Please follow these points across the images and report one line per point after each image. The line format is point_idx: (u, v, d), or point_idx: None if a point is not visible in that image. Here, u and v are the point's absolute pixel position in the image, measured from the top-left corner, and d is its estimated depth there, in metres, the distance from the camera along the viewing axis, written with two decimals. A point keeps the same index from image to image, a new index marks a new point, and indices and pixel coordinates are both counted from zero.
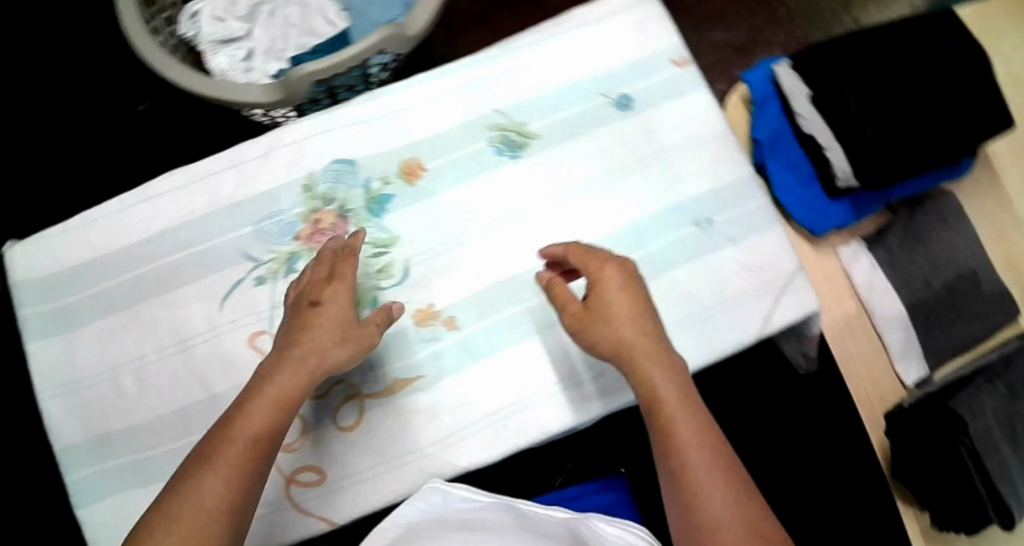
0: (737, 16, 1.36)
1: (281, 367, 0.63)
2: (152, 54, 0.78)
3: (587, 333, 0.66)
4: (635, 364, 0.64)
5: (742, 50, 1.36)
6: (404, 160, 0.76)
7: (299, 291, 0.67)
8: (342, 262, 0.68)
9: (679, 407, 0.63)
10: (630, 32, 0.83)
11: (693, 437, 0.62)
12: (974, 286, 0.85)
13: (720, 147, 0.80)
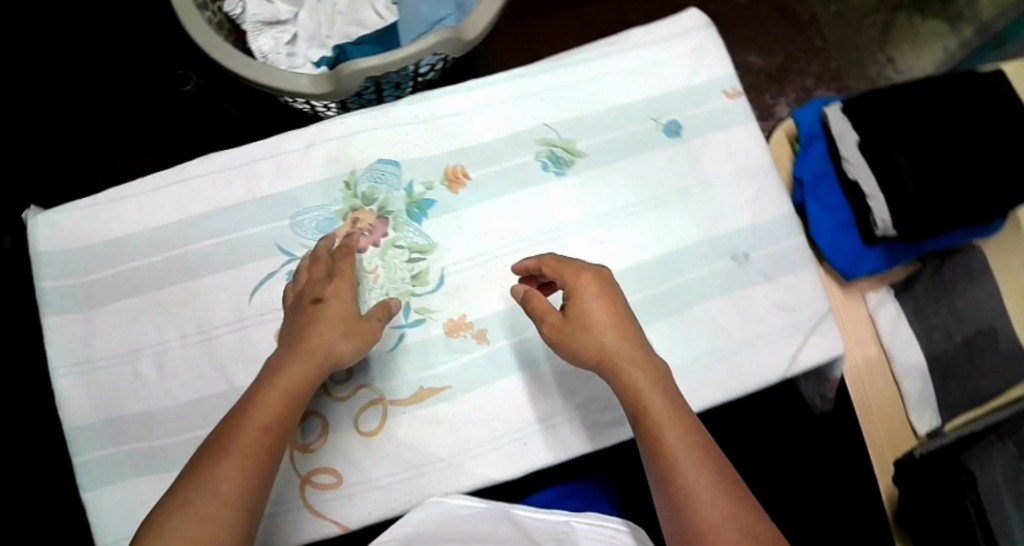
0: (773, 41, 1.38)
1: (289, 359, 0.62)
2: (201, 32, 0.76)
3: (570, 340, 0.65)
4: (620, 370, 0.63)
5: (775, 76, 1.37)
6: (448, 166, 0.75)
7: (300, 290, 0.67)
8: (342, 260, 0.68)
9: (667, 410, 0.62)
10: (684, 58, 0.82)
11: (682, 438, 0.61)
12: (993, 343, 0.83)
13: (763, 182, 0.80)
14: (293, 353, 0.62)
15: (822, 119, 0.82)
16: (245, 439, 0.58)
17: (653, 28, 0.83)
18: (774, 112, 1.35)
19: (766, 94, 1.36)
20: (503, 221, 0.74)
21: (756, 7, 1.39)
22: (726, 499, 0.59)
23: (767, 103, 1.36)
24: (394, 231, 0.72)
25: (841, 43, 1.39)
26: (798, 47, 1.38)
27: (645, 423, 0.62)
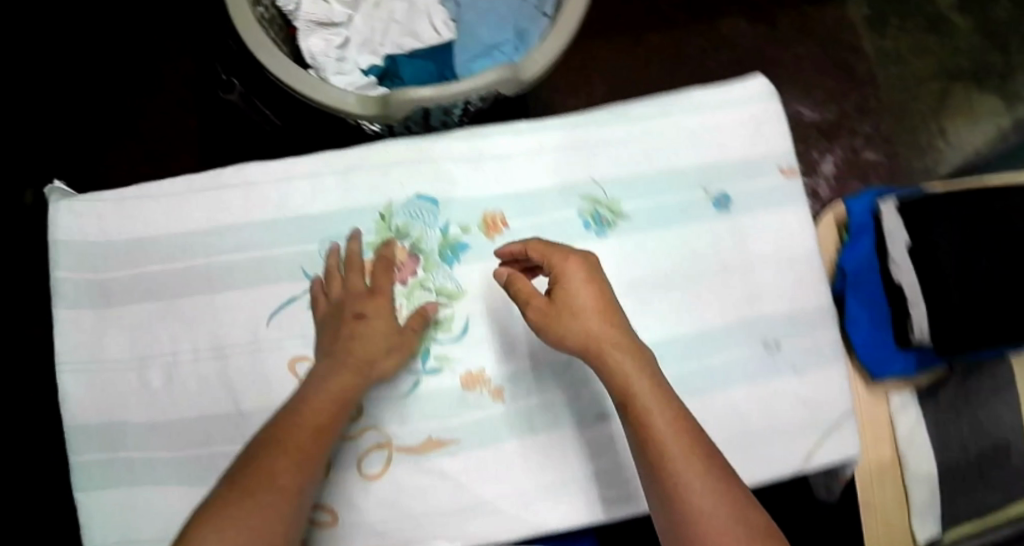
0: (828, 94, 1.29)
1: (335, 370, 0.62)
2: (251, 31, 0.72)
3: (556, 325, 0.61)
4: (607, 359, 0.60)
5: (826, 132, 1.29)
6: (488, 212, 0.72)
7: (337, 303, 0.66)
8: (383, 276, 0.68)
9: (653, 396, 0.58)
10: (744, 128, 0.79)
11: (670, 425, 0.57)
12: (1004, 460, 0.79)
13: (806, 270, 0.77)
14: (338, 359, 0.63)
15: (874, 211, 0.80)
16: (293, 445, 0.57)
17: (716, 91, 0.80)
18: (820, 169, 1.27)
19: (812, 149, 1.28)
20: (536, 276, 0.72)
21: (813, 55, 1.30)
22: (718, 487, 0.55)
23: (812, 157, 1.28)
24: (424, 272, 0.70)
25: (900, 106, 1.30)
26: (854, 103, 1.29)
27: (631, 413, 0.58)
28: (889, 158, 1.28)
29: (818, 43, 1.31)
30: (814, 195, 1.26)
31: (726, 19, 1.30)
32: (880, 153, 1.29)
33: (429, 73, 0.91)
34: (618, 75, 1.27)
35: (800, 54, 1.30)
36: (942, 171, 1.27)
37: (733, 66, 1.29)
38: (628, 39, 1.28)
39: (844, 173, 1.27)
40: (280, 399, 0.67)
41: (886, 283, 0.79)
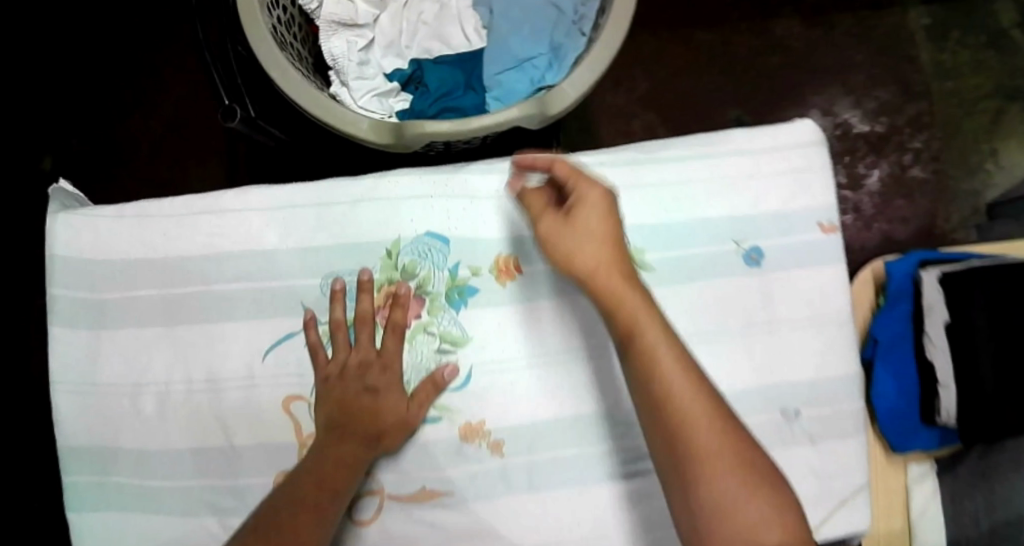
0: (879, 107, 1.16)
1: (344, 441, 0.61)
2: (264, 46, 0.69)
3: (568, 245, 0.59)
4: (613, 285, 0.57)
5: (880, 143, 1.15)
6: (500, 255, 0.68)
7: (343, 365, 0.64)
8: (392, 338, 0.65)
9: (660, 328, 0.56)
10: (783, 177, 0.74)
11: (675, 359, 0.55)
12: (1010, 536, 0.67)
13: (835, 337, 0.73)
14: (348, 428, 0.61)
15: (914, 277, 0.75)
16: (307, 517, 0.57)
17: (759, 134, 0.75)
18: (864, 182, 1.15)
19: (857, 162, 1.15)
20: (548, 328, 0.68)
21: (869, 60, 1.16)
22: (722, 422, 0.53)
23: (856, 169, 1.15)
24: (428, 315, 0.67)
25: (948, 120, 1.16)
26: (908, 119, 1.16)
27: (638, 341, 0.56)
28: (934, 176, 1.15)
29: (871, 48, 1.17)
30: (854, 210, 1.14)
31: (778, 19, 1.16)
32: (925, 170, 1.15)
33: (455, 79, 0.86)
34: (661, 73, 1.15)
35: (855, 60, 1.16)
36: (991, 195, 1.14)
37: (784, 68, 1.16)
38: (676, 35, 1.16)
39: (889, 192, 1.15)
40: (274, 437, 0.66)
41: (918, 354, 0.74)
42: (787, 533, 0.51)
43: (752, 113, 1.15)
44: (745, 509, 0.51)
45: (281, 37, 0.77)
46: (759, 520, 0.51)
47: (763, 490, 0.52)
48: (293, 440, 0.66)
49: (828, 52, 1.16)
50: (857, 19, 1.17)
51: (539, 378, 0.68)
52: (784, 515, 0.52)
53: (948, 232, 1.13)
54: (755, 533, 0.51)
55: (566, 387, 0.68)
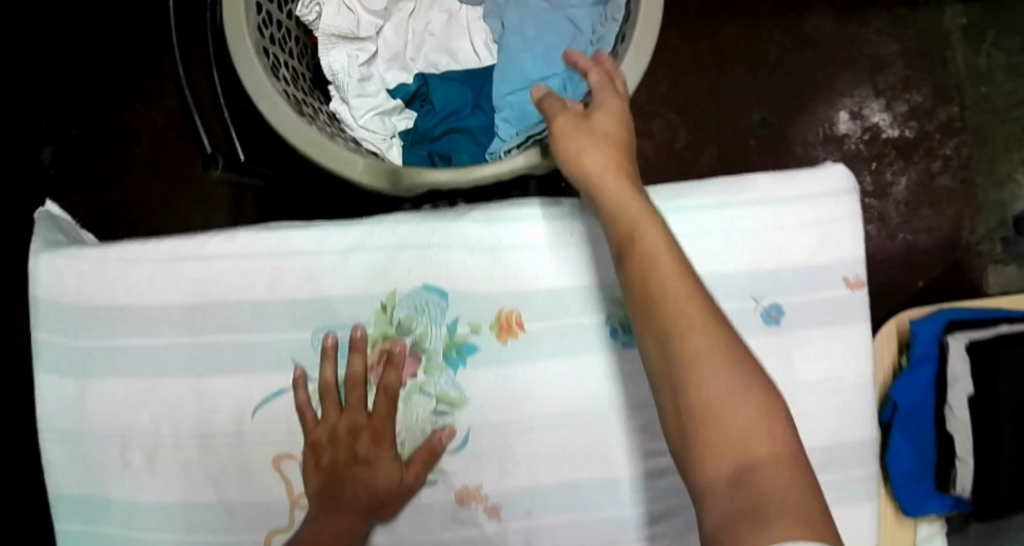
0: (911, 109, 1.04)
1: (334, 513, 0.61)
2: (253, 78, 0.63)
3: (571, 149, 0.55)
4: (613, 193, 0.53)
5: (908, 148, 1.04)
6: (502, 311, 0.64)
7: (333, 432, 0.62)
8: (382, 404, 0.62)
9: (664, 238, 0.50)
10: (807, 228, 0.69)
11: (676, 267, 0.48)
12: None
13: (854, 400, 0.69)
14: (338, 502, 0.61)
15: (941, 341, 0.72)
16: None
17: (785, 181, 0.70)
18: (891, 192, 1.03)
19: (884, 168, 1.03)
20: (550, 389, 0.65)
21: (903, 54, 1.04)
22: (723, 336, 0.45)
23: (882, 177, 1.03)
24: (424, 374, 0.64)
25: (980, 125, 1.04)
26: (938, 123, 1.04)
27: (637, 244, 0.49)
28: (962, 186, 1.04)
29: (903, 46, 1.04)
30: (879, 220, 1.03)
31: (810, 14, 1.04)
32: (954, 178, 1.04)
33: (463, 99, 0.80)
34: (683, 71, 1.03)
35: (886, 55, 1.04)
36: (1020, 207, 1.03)
37: (813, 67, 1.04)
38: (697, 28, 1.03)
39: (917, 199, 1.03)
40: (264, 496, 0.63)
41: (937, 426, 0.72)
42: (790, 472, 0.41)
43: (778, 115, 1.03)
44: (740, 435, 0.42)
45: (275, 59, 0.71)
46: (759, 452, 0.42)
47: (765, 420, 0.43)
48: (284, 498, 0.63)
49: (857, 50, 1.04)
50: (892, 17, 1.04)
51: (539, 443, 0.64)
52: (790, 454, 0.42)
53: (973, 245, 1.03)
54: (753, 463, 0.41)
55: (567, 452, 0.64)
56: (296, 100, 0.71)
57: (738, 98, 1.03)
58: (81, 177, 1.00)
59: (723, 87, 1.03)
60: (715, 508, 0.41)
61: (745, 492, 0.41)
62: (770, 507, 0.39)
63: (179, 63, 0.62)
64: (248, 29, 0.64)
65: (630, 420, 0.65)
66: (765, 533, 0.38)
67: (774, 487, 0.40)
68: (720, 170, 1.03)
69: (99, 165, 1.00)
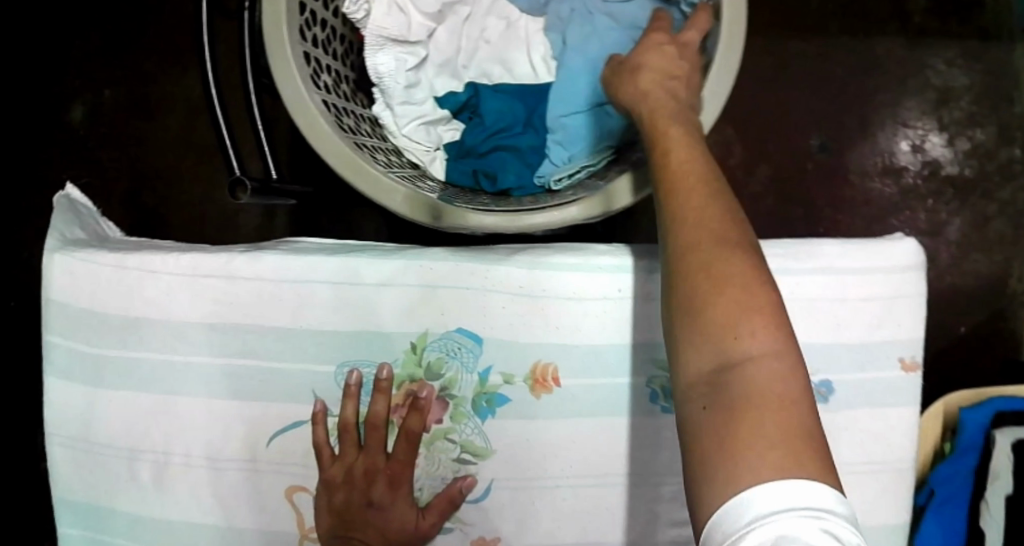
0: (971, 148, 0.97)
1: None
2: (291, 89, 0.59)
3: (623, 81, 0.56)
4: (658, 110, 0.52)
5: (962, 188, 0.97)
6: (538, 363, 0.61)
7: (349, 473, 0.60)
8: (401, 448, 0.60)
9: (690, 149, 0.50)
10: (862, 299, 0.65)
11: (691, 174, 0.48)
12: None
13: (893, 484, 0.65)
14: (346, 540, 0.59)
15: (987, 434, 0.71)
16: None
17: (849, 250, 0.65)
18: (943, 231, 0.98)
19: (940, 207, 0.98)
20: (580, 448, 0.61)
21: (969, 87, 0.97)
22: (719, 238, 0.46)
23: (937, 215, 0.98)
24: (451, 421, 0.61)
25: None
26: (1000, 164, 0.97)
27: (661, 154, 0.50)
28: (1016, 231, 0.97)
29: (972, 79, 0.97)
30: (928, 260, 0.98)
31: (881, 37, 0.97)
32: (1010, 224, 0.97)
33: (515, 114, 0.72)
34: (744, 86, 0.97)
35: (953, 86, 0.97)
36: None
37: (880, 93, 0.97)
38: (759, 42, 0.97)
39: (969, 242, 0.97)
40: (273, 527, 0.61)
41: None
42: (773, 372, 0.41)
43: (837, 139, 0.97)
44: (719, 338, 0.43)
45: (316, 64, 0.65)
46: (740, 353, 0.42)
47: (749, 318, 0.43)
48: (294, 531, 0.61)
49: (923, 79, 0.97)
50: (963, 48, 0.97)
51: (563, 501, 0.61)
52: (777, 354, 0.42)
53: (1020, 294, 0.97)
54: (730, 364, 0.42)
55: (589, 513, 0.61)
56: (336, 110, 0.66)
57: (793, 125, 0.97)
58: (111, 142, 0.97)
59: (781, 106, 0.97)
60: (693, 417, 0.42)
61: (718, 393, 0.42)
62: (742, 409, 0.40)
63: (208, 68, 0.56)
64: (287, 30, 0.58)
65: (662, 487, 0.61)
66: (736, 456, 0.39)
67: (749, 386, 0.41)
68: (772, 196, 0.97)
69: (129, 130, 0.96)
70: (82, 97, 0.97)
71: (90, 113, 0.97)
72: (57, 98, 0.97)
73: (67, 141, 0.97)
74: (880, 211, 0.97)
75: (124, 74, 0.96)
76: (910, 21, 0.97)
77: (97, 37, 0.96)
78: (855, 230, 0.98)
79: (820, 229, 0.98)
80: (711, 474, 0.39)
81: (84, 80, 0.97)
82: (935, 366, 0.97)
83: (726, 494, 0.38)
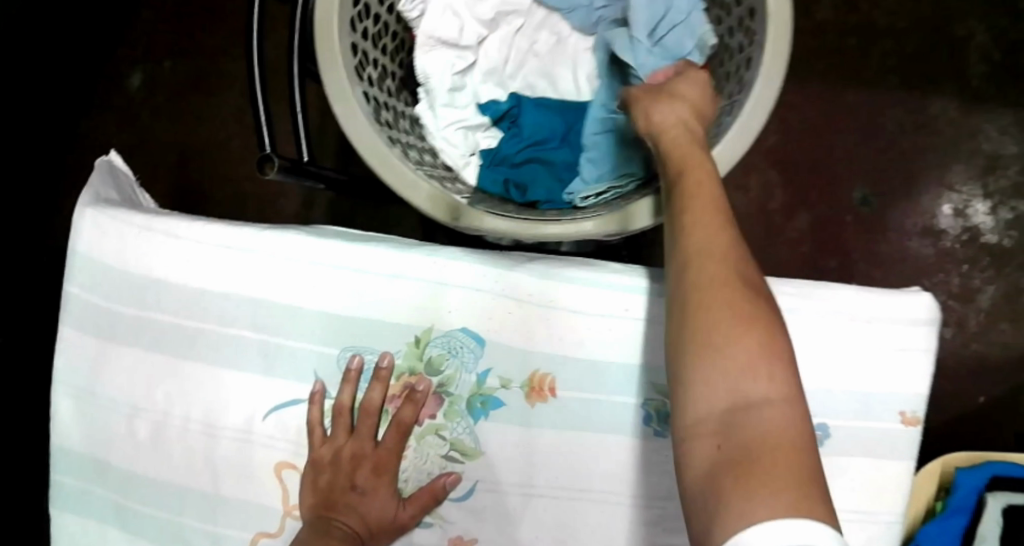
0: (1014, 218, 0.95)
1: (317, 524, 0.59)
2: (334, 78, 0.60)
3: (660, 98, 0.58)
4: (671, 146, 0.54)
5: (1000, 256, 0.96)
6: (537, 373, 0.61)
7: (335, 457, 0.60)
8: (390, 436, 0.61)
9: (713, 191, 0.50)
10: (878, 348, 0.64)
11: (719, 214, 0.49)
12: None
13: (881, 538, 0.63)
14: (323, 522, 0.59)
15: (979, 495, 0.69)
16: None
17: (864, 298, 0.64)
18: (974, 298, 0.96)
19: (974, 273, 0.96)
20: (566, 461, 0.61)
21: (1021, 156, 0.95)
22: (741, 278, 0.46)
23: (970, 281, 0.96)
24: (444, 418, 0.61)
25: None
26: None
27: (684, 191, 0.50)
28: None
29: None
30: (955, 325, 0.96)
31: (937, 96, 0.96)
32: None
33: (554, 129, 0.73)
34: (795, 126, 0.97)
35: (1002, 154, 0.95)
36: None
37: (927, 152, 0.96)
38: (809, 88, 0.97)
39: (999, 313, 0.96)
40: (258, 500, 0.62)
41: None
42: (786, 417, 0.41)
43: (879, 193, 0.96)
44: (737, 377, 0.43)
45: (363, 56, 0.67)
46: (755, 395, 0.42)
47: (765, 363, 0.43)
48: (278, 506, 0.62)
49: (973, 144, 0.96)
50: (1018, 117, 0.96)
51: (545, 511, 0.61)
52: (789, 399, 0.42)
53: None
54: (743, 406, 0.42)
55: (568, 527, 0.61)
56: (376, 103, 0.67)
57: (833, 172, 0.97)
58: (163, 111, 1.00)
59: (824, 151, 0.97)
60: (704, 455, 0.42)
61: (733, 431, 0.41)
62: (758, 450, 0.40)
63: (255, 43, 0.57)
64: (336, 18, 0.59)
65: (643, 510, 0.60)
66: (753, 496, 0.38)
67: (766, 427, 0.41)
68: (806, 242, 0.97)
69: (182, 103, 1.00)
70: (144, 66, 1.00)
71: (149, 82, 1.00)
72: (119, 64, 1.01)
73: (123, 107, 1.00)
74: (913, 269, 0.96)
75: (185, 49, 1.00)
76: (967, 84, 0.96)
77: (171, 11, 1.00)
78: (882, 283, 0.97)
79: (848, 280, 0.97)
80: (721, 512, 0.39)
81: (153, 49, 1.00)
82: (950, 432, 0.95)
83: (732, 534, 0.37)
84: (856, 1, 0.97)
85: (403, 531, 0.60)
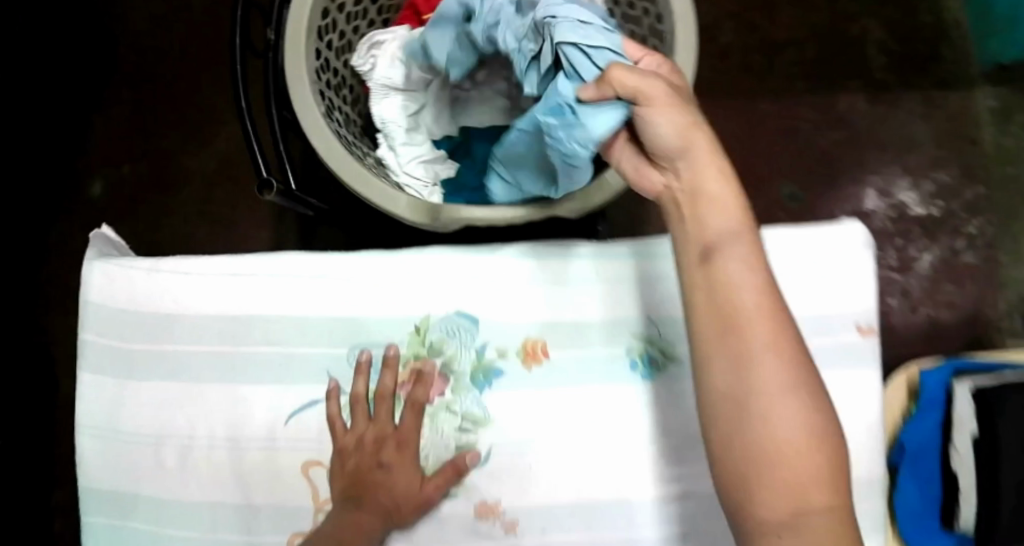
0: (937, 188, 1.06)
1: (357, 508, 0.64)
2: (309, 114, 0.68)
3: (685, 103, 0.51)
4: (693, 171, 0.52)
5: (930, 226, 1.06)
6: (529, 339, 0.69)
7: (362, 444, 0.66)
8: (408, 416, 0.67)
9: (737, 234, 0.50)
10: (827, 281, 0.73)
11: (745, 260, 0.50)
12: None
13: (860, 451, 0.71)
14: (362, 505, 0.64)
15: (947, 387, 0.77)
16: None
17: (804, 234, 0.74)
18: (914, 266, 1.06)
19: (909, 245, 1.06)
20: (567, 413, 0.68)
21: (929, 132, 1.07)
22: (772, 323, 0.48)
23: (907, 254, 1.06)
24: (452, 393, 0.68)
25: (1007, 204, 1.05)
26: (963, 204, 1.06)
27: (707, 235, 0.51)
28: (985, 263, 1.05)
29: (934, 127, 1.07)
30: (900, 294, 1.05)
31: (845, 92, 1.08)
32: (977, 257, 1.06)
33: None
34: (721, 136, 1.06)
35: (915, 136, 1.07)
36: None
37: (846, 144, 1.07)
38: (731, 104, 1.07)
39: (940, 276, 1.05)
40: (291, 501, 0.67)
41: (944, 465, 0.78)
42: (818, 463, 0.46)
43: (807, 191, 1.06)
44: (772, 424, 0.46)
45: (330, 101, 0.77)
46: (788, 442, 0.46)
47: (797, 411, 0.46)
48: (310, 503, 0.67)
49: (888, 128, 1.07)
50: (924, 97, 1.07)
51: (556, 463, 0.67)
52: (821, 445, 0.46)
53: (990, 318, 1.04)
54: (776, 453, 0.46)
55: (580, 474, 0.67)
56: (346, 139, 0.76)
57: (767, 169, 1.06)
58: (116, 215, 1.02)
59: (751, 156, 1.06)
60: (740, 487, 0.46)
61: (768, 473, 0.45)
62: (791, 491, 0.45)
63: (241, 90, 0.66)
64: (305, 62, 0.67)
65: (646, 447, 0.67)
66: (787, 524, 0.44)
67: (798, 472, 0.45)
68: None
69: (133, 212, 1.01)
70: (101, 174, 1.02)
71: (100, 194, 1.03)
72: None
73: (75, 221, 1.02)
74: None
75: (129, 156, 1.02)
76: (872, 77, 1.08)
77: (109, 123, 1.02)
78: None
79: None
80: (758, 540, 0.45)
81: (103, 159, 1.02)
82: None
83: None
84: (755, 21, 1.08)
85: (433, 502, 0.66)
